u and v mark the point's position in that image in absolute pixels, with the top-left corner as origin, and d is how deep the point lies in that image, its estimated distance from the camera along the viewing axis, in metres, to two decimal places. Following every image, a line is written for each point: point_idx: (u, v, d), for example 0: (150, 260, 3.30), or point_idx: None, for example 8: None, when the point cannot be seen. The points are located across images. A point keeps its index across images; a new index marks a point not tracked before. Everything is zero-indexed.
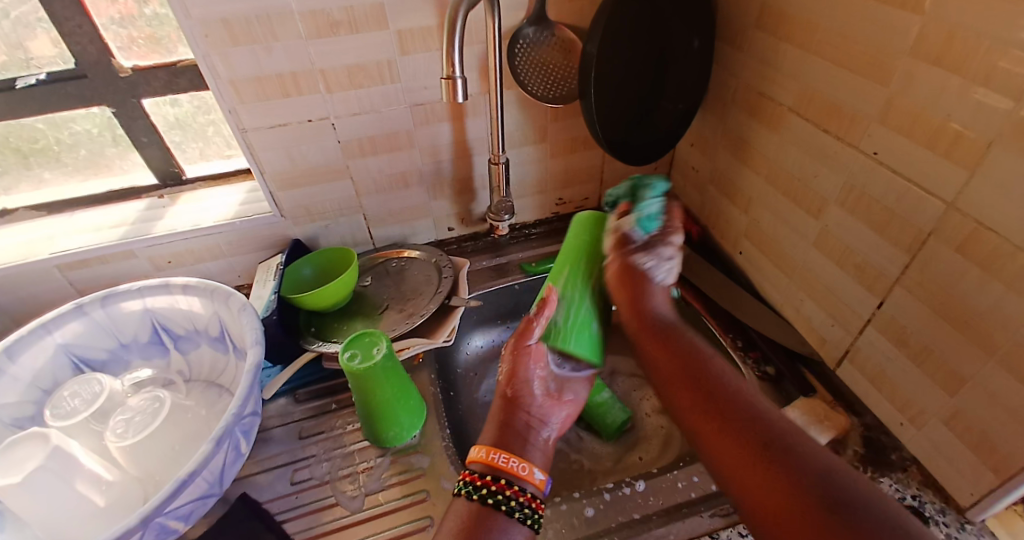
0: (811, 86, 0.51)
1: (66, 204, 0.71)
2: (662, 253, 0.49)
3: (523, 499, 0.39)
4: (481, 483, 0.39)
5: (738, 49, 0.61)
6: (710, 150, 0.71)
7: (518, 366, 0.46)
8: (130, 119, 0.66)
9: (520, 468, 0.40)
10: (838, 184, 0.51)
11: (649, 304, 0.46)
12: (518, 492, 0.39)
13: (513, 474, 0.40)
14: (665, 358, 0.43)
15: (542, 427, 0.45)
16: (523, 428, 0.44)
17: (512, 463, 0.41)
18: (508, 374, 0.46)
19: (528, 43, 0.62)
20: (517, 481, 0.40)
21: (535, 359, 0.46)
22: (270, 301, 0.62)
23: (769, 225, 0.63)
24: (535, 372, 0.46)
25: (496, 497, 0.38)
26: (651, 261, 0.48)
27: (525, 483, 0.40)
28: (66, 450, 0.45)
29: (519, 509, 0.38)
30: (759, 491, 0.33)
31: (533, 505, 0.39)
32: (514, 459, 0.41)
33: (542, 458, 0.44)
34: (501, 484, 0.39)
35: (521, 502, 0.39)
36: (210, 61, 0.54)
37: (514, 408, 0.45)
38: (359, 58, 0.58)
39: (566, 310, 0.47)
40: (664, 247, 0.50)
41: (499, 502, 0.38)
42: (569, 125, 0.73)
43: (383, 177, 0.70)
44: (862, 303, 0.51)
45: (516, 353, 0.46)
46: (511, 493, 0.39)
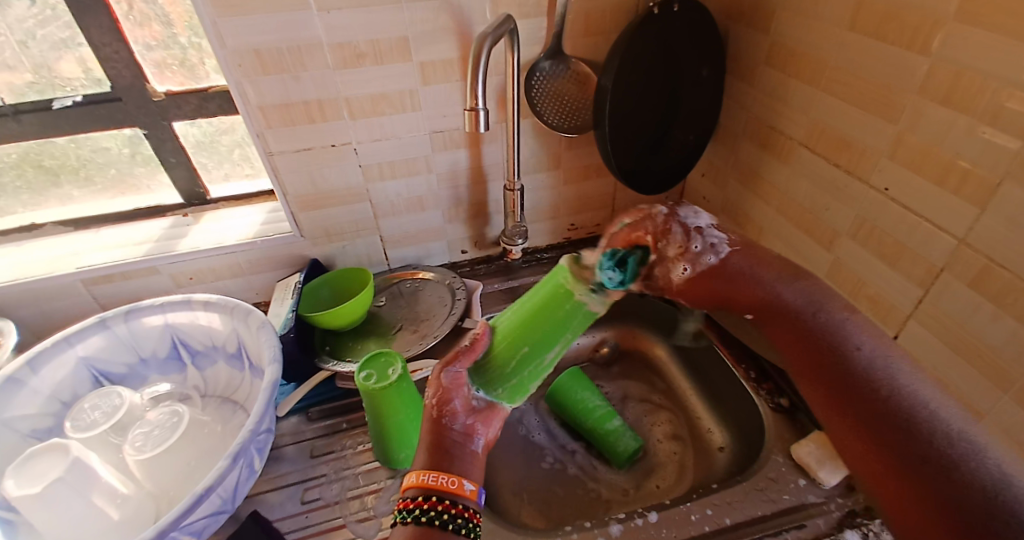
0: (820, 122, 0.53)
1: (91, 221, 0.74)
2: (694, 234, 0.40)
3: (457, 511, 0.34)
4: (414, 505, 0.35)
5: (748, 84, 0.62)
6: (720, 179, 0.73)
7: (445, 391, 0.38)
8: (160, 140, 0.68)
9: (450, 482, 0.35)
10: (850, 216, 0.52)
11: (752, 284, 0.40)
12: (450, 505, 0.34)
13: (445, 489, 0.35)
14: (776, 327, 0.39)
15: (476, 438, 0.39)
16: (454, 444, 0.38)
17: (443, 479, 0.35)
18: (435, 396, 0.39)
19: (545, 75, 0.65)
20: (450, 496, 0.35)
21: (461, 385, 0.39)
22: (288, 319, 0.63)
23: (780, 256, 0.63)
24: (466, 391, 0.39)
25: (429, 515, 0.34)
26: (687, 266, 0.40)
27: (458, 496, 0.35)
28: (85, 462, 0.46)
29: (452, 522, 0.34)
30: (890, 483, 0.30)
31: (468, 515, 0.35)
32: (443, 475, 0.36)
33: (479, 467, 0.38)
34: (434, 501, 0.34)
35: (454, 515, 0.34)
36: (242, 87, 0.56)
37: (443, 425, 0.38)
38: (383, 87, 0.61)
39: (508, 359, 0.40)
40: (679, 229, 0.40)
41: (433, 520, 0.34)
42: (582, 153, 0.74)
43: (401, 201, 0.72)
44: None
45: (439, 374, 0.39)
46: (444, 508, 0.34)
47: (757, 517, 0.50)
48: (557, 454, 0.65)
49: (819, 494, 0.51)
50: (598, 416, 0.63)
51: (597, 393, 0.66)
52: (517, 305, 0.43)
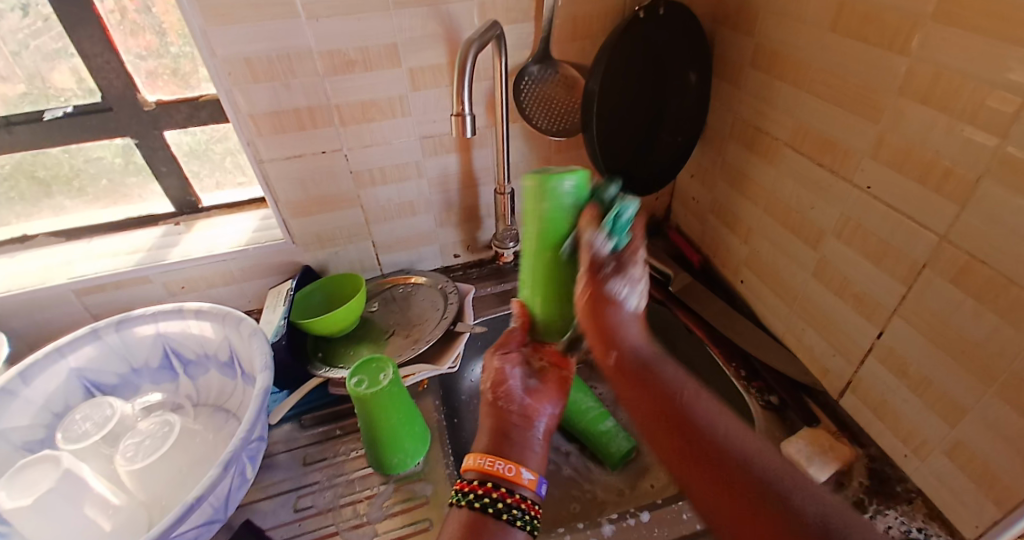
0: (804, 122, 0.53)
1: (83, 231, 0.74)
2: (639, 277, 0.42)
3: (513, 501, 0.38)
4: (470, 489, 0.38)
5: (734, 86, 0.63)
6: (709, 180, 0.73)
7: (498, 374, 0.44)
8: (151, 149, 0.69)
9: (507, 469, 0.39)
10: (835, 216, 0.52)
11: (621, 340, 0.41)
12: (507, 493, 0.38)
13: (501, 476, 0.39)
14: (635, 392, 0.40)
15: (537, 419, 0.43)
16: (515, 427, 0.42)
17: (499, 466, 0.39)
18: (489, 382, 0.44)
19: (533, 80, 0.65)
20: (506, 483, 0.38)
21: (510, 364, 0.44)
22: (280, 326, 0.63)
23: (768, 255, 0.64)
24: (515, 373, 0.44)
25: (484, 501, 0.37)
26: (625, 287, 0.41)
27: (514, 484, 0.38)
28: (76, 473, 0.46)
29: (507, 511, 0.37)
30: None
31: (524, 506, 0.38)
32: (500, 462, 0.39)
33: (538, 457, 0.42)
34: (489, 487, 0.38)
35: (509, 504, 0.37)
36: (231, 96, 0.56)
37: (502, 410, 0.42)
38: (372, 94, 0.61)
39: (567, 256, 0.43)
40: (637, 266, 0.42)
41: (487, 506, 0.37)
42: (572, 156, 0.75)
43: (393, 206, 0.72)
44: (862, 333, 0.52)
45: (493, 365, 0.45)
46: (500, 496, 0.38)
47: None
48: (551, 456, 0.65)
49: None
50: (591, 418, 0.62)
51: (588, 394, 0.65)
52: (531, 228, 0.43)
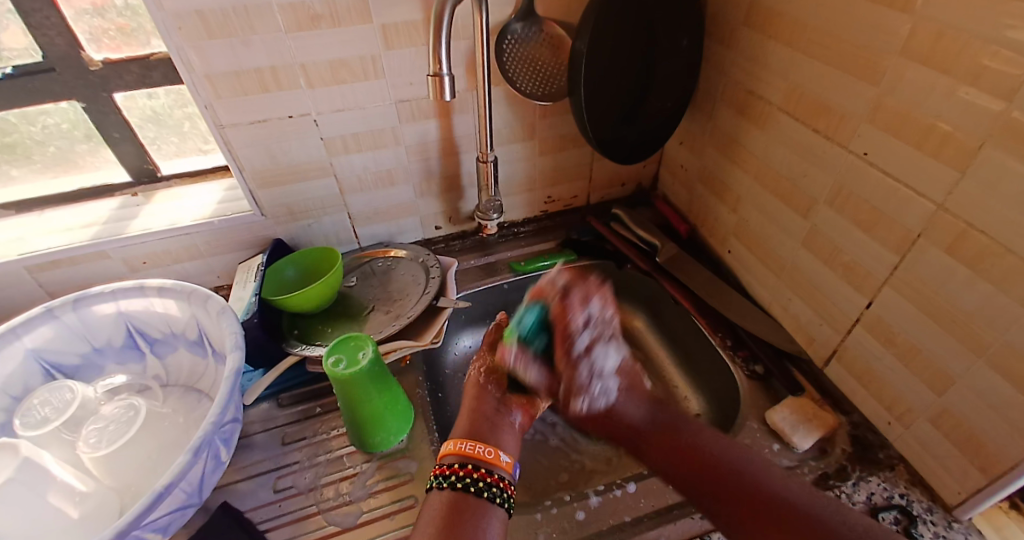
0: (798, 85, 0.51)
1: (32, 203, 0.68)
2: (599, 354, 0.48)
3: (491, 480, 0.41)
4: (452, 472, 0.42)
5: (726, 47, 0.60)
6: (697, 147, 0.71)
7: (487, 366, 0.52)
8: (101, 113, 0.63)
9: (486, 452, 0.43)
10: (826, 183, 0.51)
11: (627, 416, 0.52)
12: (485, 474, 0.42)
13: (480, 458, 0.42)
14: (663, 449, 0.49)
15: (511, 411, 0.50)
16: (493, 414, 0.48)
17: (479, 449, 0.43)
18: (473, 380, 0.52)
19: (516, 39, 0.61)
20: (485, 465, 0.42)
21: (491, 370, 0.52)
22: (250, 304, 0.60)
23: (756, 223, 0.63)
24: (493, 378, 0.51)
25: (467, 481, 0.41)
26: (586, 400, 0.49)
27: (492, 466, 0.42)
28: (37, 462, 0.43)
29: (487, 489, 0.41)
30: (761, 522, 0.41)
31: (500, 485, 0.42)
32: (480, 446, 0.43)
33: (510, 445, 0.47)
34: (470, 470, 0.42)
35: (488, 482, 0.41)
36: (185, 54, 0.51)
37: (483, 392, 0.50)
38: (341, 53, 0.56)
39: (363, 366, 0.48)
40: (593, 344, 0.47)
41: (469, 485, 0.41)
42: (557, 122, 0.71)
43: (369, 175, 0.68)
44: (850, 302, 0.51)
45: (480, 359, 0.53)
46: (479, 476, 0.41)
47: None
48: (538, 426, 0.65)
49: (792, 458, 0.52)
50: None
51: None
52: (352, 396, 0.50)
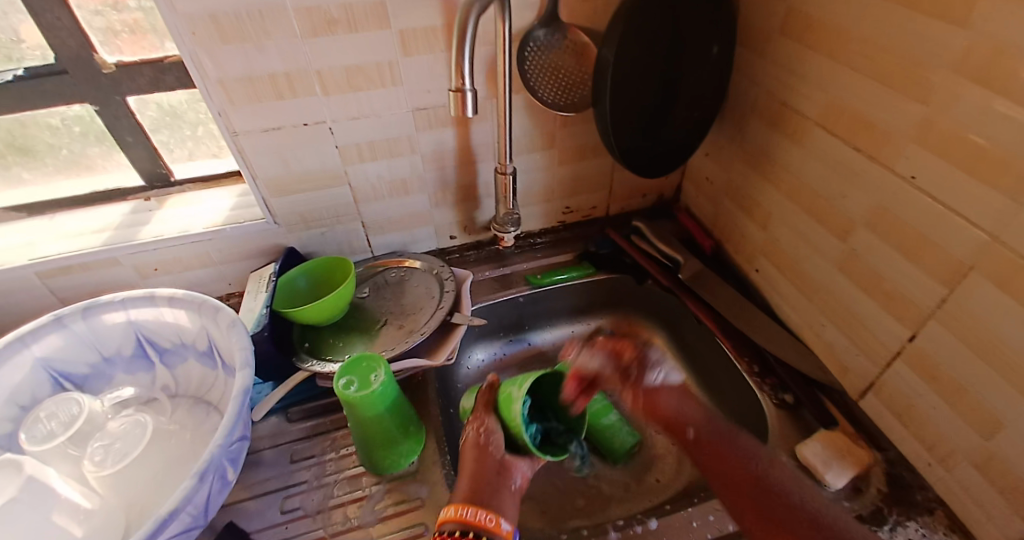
0: (839, 101, 0.48)
1: (46, 206, 0.67)
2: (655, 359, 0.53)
3: None
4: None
5: (760, 57, 0.57)
6: (725, 159, 0.68)
7: (487, 422, 0.47)
8: (114, 117, 0.62)
9: (488, 519, 0.38)
10: (868, 205, 0.48)
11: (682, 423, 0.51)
12: None
13: (482, 525, 0.38)
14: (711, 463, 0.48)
15: (512, 474, 0.44)
16: (495, 477, 0.43)
17: (480, 515, 0.38)
18: (478, 431, 0.46)
19: (539, 46, 0.58)
20: (487, 533, 0.37)
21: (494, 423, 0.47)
22: (261, 317, 0.58)
23: (787, 243, 0.60)
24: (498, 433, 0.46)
25: None
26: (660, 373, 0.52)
27: (493, 534, 0.38)
28: (42, 480, 0.42)
29: None
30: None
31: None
32: (481, 512, 0.39)
33: (512, 511, 0.42)
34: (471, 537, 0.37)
35: None
36: (197, 58, 0.50)
37: (484, 455, 0.44)
38: (358, 59, 0.54)
39: (382, 387, 0.47)
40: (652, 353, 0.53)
41: None
42: (578, 132, 0.69)
43: (383, 184, 0.66)
44: (891, 332, 0.48)
45: (482, 415, 0.48)
46: None
47: None
48: None
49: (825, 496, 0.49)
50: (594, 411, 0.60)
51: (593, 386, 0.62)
52: (362, 423, 0.48)
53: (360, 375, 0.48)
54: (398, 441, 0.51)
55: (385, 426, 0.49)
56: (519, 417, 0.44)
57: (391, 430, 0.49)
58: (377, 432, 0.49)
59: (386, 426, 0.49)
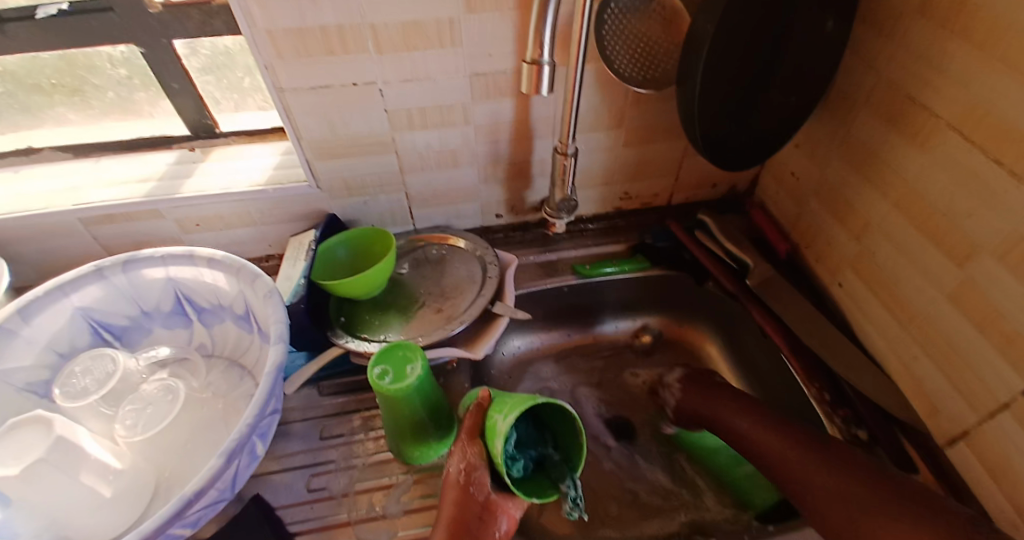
0: (984, 101, 0.40)
1: (91, 149, 0.66)
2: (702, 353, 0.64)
3: None
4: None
5: (886, 39, 0.48)
6: (821, 155, 0.60)
7: (471, 457, 0.41)
8: (161, 61, 0.59)
9: None
10: (1001, 231, 0.40)
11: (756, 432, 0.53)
12: None
13: None
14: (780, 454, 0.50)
15: (499, 517, 0.39)
16: (477, 523, 0.38)
17: None
18: (461, 466, 0.41)
19: (622, 8, 0.51)
20: None
21: (478, 455, 0.42)
22: (298, 286, 0.56)
23: (887, 261, 0.52)
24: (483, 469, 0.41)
25: None
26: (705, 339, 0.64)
27: None
28: (70, 441, 0.41)
29: None
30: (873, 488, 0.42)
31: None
32: None
33: None
34: None
35: None
36: (246, 6, 0.45)
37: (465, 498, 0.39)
38: (416, 15, 0.48)
39: (417, 379, 0.44)
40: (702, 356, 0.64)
41: None
42: (651, 111, 0.61)
43: (431, 154, 0.62)
44: (1001, 381, 0.41)
45: (467, 446, 0.42)
46: None
47: None
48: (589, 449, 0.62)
49: None
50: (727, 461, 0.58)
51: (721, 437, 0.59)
52: (393, 414, 0.46)
53: (392, 365, 0.45)
54: (429, 433, 0.48)
55: (417, 417, 0.46)
56: (502, 456, 0.40)
57: (422, 423, 0.47)
58: (409, 423, 0.46)
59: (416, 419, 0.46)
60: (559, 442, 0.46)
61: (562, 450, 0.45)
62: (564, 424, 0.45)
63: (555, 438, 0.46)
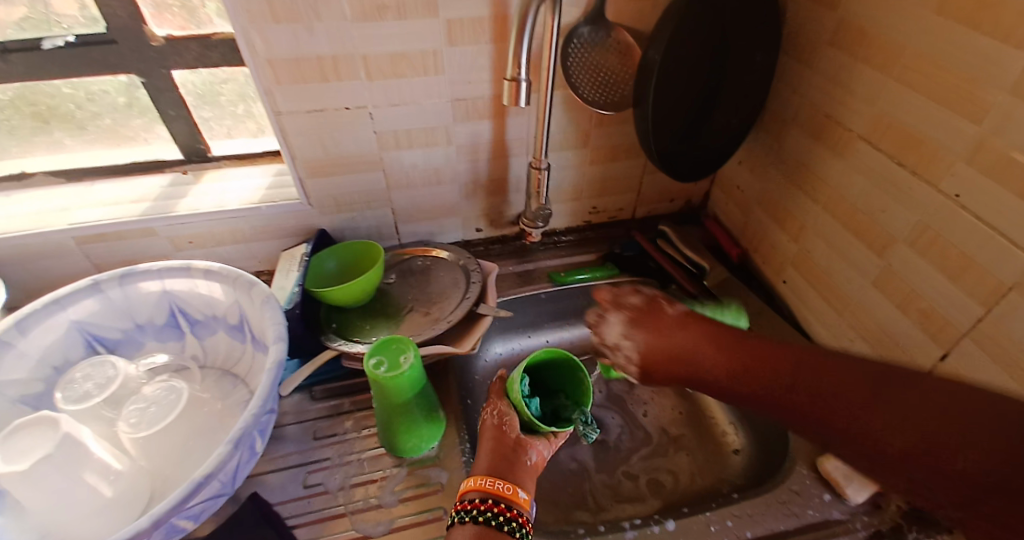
0: (888, 115, 0.48)
1: (84, 173, 0.69)
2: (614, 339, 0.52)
3: (511, 515, 0.40)
4: (473, 506, 0.41)
5: (805, 67, 0.57)
6: (760, 169, 0.68)
7: (501, 405, 0.49)
8: (158, 89, 0.63)
9: (506, 488, 0.42)
10: (909, 221, 0.48)
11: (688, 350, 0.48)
12: (505, 509, 0.41)
13: (500, 494, 0.41)
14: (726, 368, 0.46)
15: (529, 451, 0.46)
16: (513, 452, 0.45)
17: (499, 485, 0.42)
18: (494, 414, 0.49)
19: (582, 44, 0.59)
20: (505, 500, 0.41)
21: (506, 406, 0.49)
22: (293, 294, 0.60)
23: (821, 255, 0.60)
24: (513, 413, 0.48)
25: (487, 515, 0.40)
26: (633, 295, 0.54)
27: (511, 502, 0.41)
28: (75, 438, 0.42)
29: (507, 524, 0.40)
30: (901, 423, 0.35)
31: (520, 521, 0.41)
32: (500, 481, 0.42)
33: (531, 481, 0.45)
34: (490, 504, 0.41)
35: (508, 518, 0.40)
36: (249, 36, 0.51)
37: (501, 434, 0.46)
38: (404, 46, 0.55)
39: (410, 370, 0.47)
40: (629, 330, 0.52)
41: (490, 520, 0.40)
42: (613, 132, 0.69)
43: (416, 172, 0.67)
44: (922, 349, 0.48)
45: (497, 399, 0.50)
46: (499, 511, 0.40)
47: (778, 532, 0.48)
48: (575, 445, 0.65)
49: (843, 510, 0.50)
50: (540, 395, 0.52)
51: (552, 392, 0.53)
52: (387, 404, 0.49)
53: (387, 357, 0.49)
54: (423, 426, 0.51)
55: (409, 409, 0.50)
56: (520, 396, 0.47)
57: (416, 414, 0.50)
58: (402, 415, 0.50)
59: (410, 409, 0.50)
60: (569, 392, 0.53)
61: (571, 397, 0.53)
62: (569, 376, 0.53)
63: (567, 394, 0.53)
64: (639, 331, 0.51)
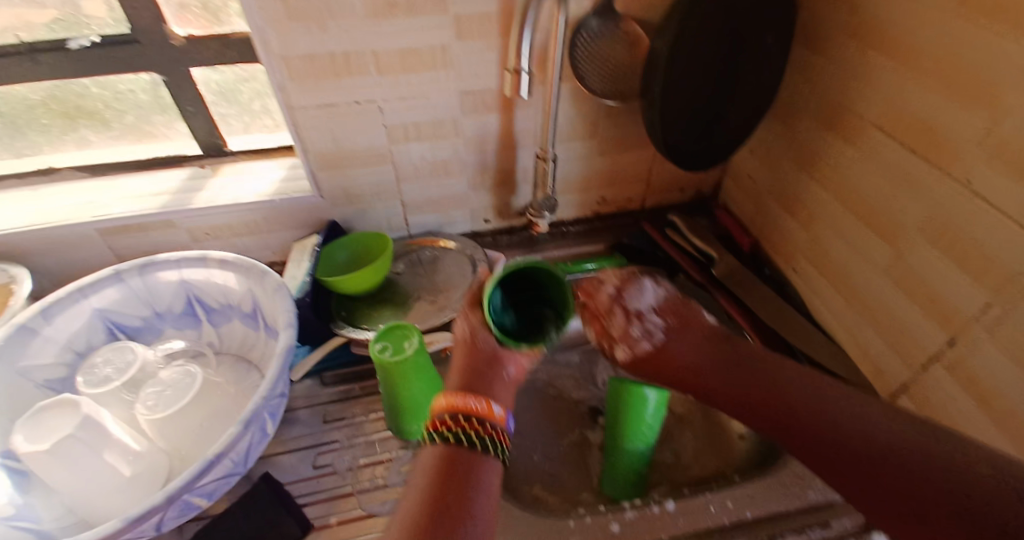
0: (900, 100, 0.47)
1: (108, 168, 0.71)
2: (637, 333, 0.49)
3: (485, 430, 0.37)
4: (442, 425, 0.37)
5: (816, 55, 0.56)
6: (771, 159, 0.67)
7: (472, 316, 0.45)
8: (179, 87, 0.65)
9: (479, 404, 0.37)
10: (919, 208, 0.47)
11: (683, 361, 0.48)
12: (478, 425, 0.37)
13: (471, 410, 0.37)
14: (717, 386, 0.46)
15: (506, 366, 0.43)
16: (487, 367, 0.42)
17: (470, 401, 0.38)
18: (467, 328, 0.44)
19: (590, 36, 0.59)
20: (477, 416, 0.37)
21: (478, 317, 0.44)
22: (305, 283, 0.62)
23: (831, 244, 0.59)
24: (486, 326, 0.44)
25: (457, 434, 0.36)
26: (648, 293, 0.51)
27: (485, 417, 0.37)
28: (96, 419, 0.43)
29: (481, 440, 0.36)
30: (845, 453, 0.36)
31: (496, 436, 0.37)
32: (471, 397, 0.38)
33: (508, 396, 0.42)
34: (461, 422, 0.37)
35: (480, 434, 0.36)
36: (265, 34, 0.52)
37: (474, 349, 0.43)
38: (413, 41, 0.56)
39: (416, 354, 0.49)
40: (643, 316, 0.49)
41: (462, 438, 0.36)
42: (620, 123, 0.69)
43: (425, 164, 0.68)
44: (929, 337, 0.48)
45: (471, 310, 0.45)
46: (471, 428, 0.36)
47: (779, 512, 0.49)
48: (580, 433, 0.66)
49: None
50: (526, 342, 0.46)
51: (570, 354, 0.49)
52: (394, 391, 0.50)
53: (391, 343, 0.50)
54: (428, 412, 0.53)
55: (415, 395, 0.51)
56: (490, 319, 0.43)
57: (423, 401, 0.52)
58: (408, 401, 0.51)
59: (416, 394, 0.51)
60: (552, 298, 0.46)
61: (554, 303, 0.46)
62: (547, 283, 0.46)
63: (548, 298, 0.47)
64: (683, 337, 0.49)
